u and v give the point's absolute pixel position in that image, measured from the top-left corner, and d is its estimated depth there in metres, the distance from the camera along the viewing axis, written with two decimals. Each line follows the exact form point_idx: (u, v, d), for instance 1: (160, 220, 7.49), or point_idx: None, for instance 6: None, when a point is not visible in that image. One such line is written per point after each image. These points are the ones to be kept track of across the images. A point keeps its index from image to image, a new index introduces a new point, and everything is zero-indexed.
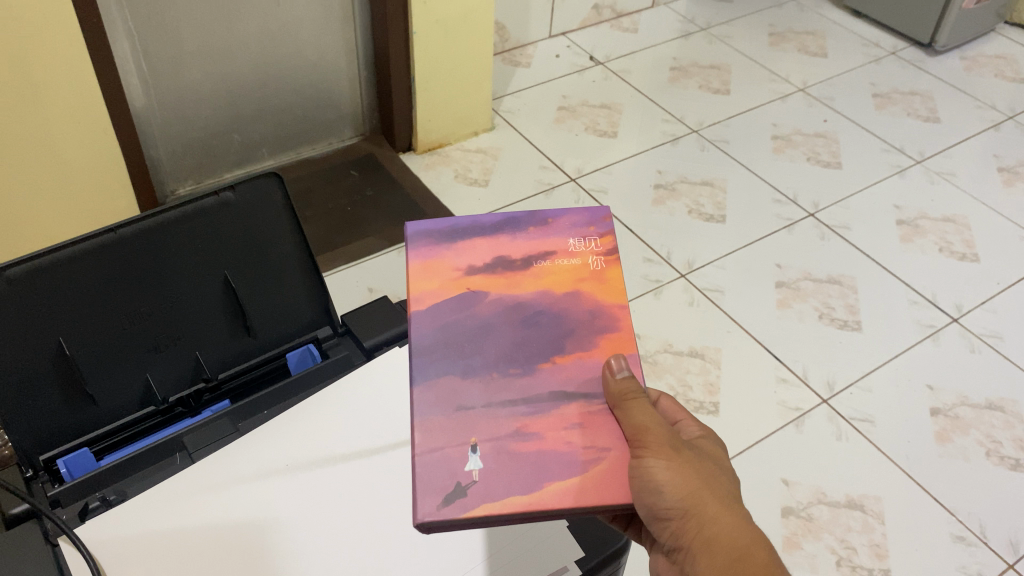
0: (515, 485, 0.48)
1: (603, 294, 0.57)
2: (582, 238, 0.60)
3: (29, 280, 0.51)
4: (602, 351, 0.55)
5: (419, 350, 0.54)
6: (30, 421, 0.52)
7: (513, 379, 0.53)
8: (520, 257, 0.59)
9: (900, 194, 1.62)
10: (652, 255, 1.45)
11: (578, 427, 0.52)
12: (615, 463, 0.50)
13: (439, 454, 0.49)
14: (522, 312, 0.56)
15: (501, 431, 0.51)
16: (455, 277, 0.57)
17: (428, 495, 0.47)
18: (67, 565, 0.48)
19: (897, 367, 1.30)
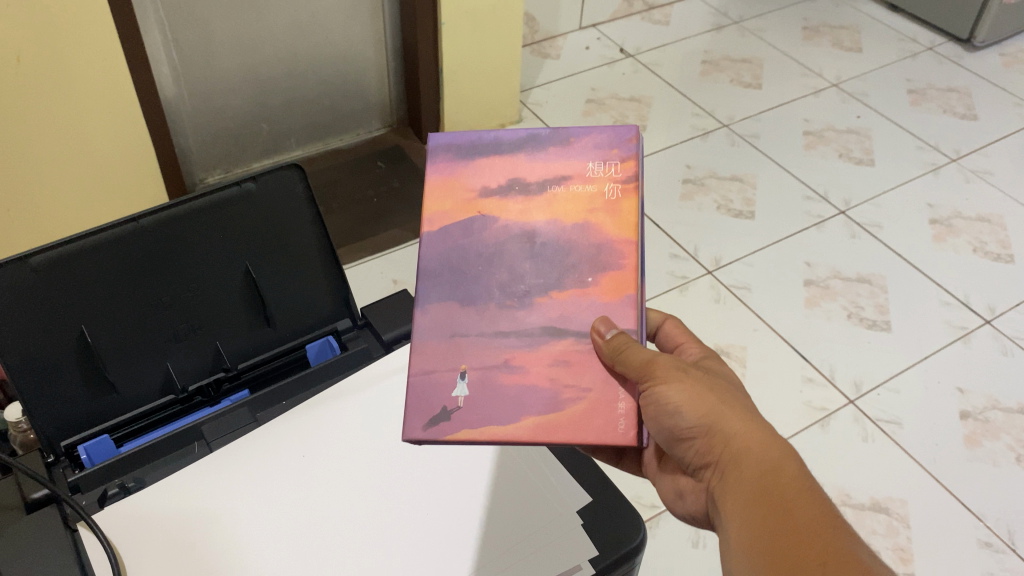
0: (494, 415, 0.51)
1: (609, 228, 0.54)
2: (603, 162, 0.56)
3: (51, 268, 0.51)
4: (600, 290, 0.53)
5: (426, 272, 0.54)
6: (52, 408, 0.53)
7: (509, 311, 0.53)
8: (535, 180, 0.56)
9: (934, 192, 1.59)
10: (679, 251, 1.44)
11: (563, 364, 0.53)
12: (593, 403, 0.51)
13: (433, 376, 0.52)
14: (527, 242, 0.55)
15: (490, 360, 0.53)
16: (468, 200, 0.55)
17: (416, 417, 0.51)
18: (86, 551, 0.48)
19: (926, 369, 1.28)
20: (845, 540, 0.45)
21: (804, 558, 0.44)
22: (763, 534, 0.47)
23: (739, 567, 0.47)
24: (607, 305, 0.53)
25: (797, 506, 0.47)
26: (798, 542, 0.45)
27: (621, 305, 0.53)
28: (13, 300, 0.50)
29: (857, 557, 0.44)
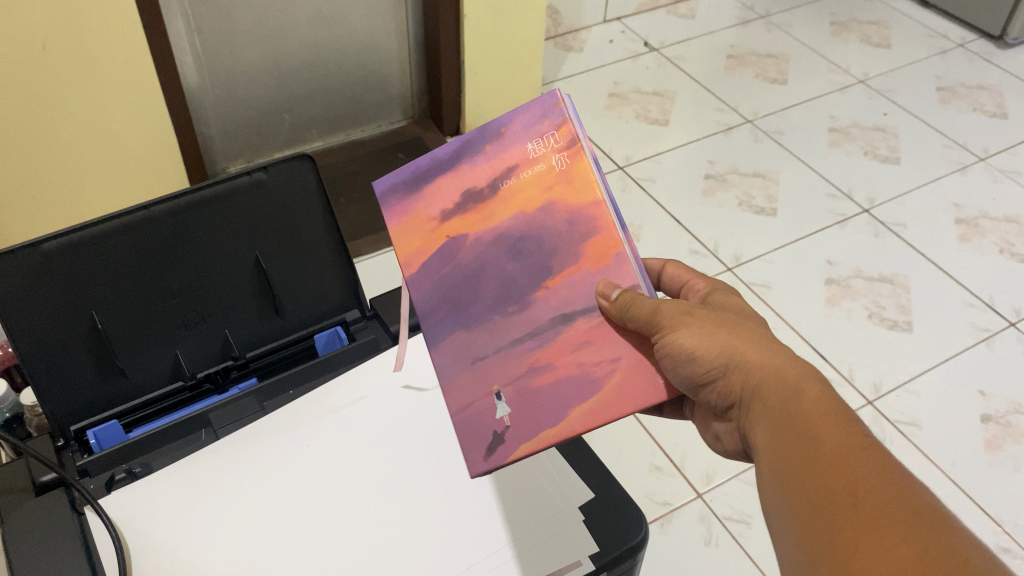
0: (541, 420, 0.49)
1: (572, 197, 0.51)
2: (540, 138, 0.52)
3: (63, 253, 0.52)
4: (589, 261, 0.51)
5: (426, 313, 0.54)
6: (62, 392, 0.53)
7: (514, 318, 0.52)
8: (485, 184, 0.53)
9: (960, 191, 1.57)
10: (699, 247, 1.43)
11: (586, 345, 0.51)
12: (626, 372, 0.50)
13: (470, 409, 0.50)
14: (503, 245, 0.52)
15: (516, 370, 0.51)
16: (433, 229, 0.54)
17: (470, 455, 0.49)
18: (93, 535, 0.49)
19: (947, 371, 1.26)
20: (881, 461, 0.43)
21: (840, 487, 0.43)
22: (796, 471, 0.45)
23: (779, 507, 0.46)
24: (600, 272, 0.51)
25: (826, 434, 0.45)
26: (831, 473, 0.44)
27: (612, 267, 0.51)
28: (25, 286, 0.51)
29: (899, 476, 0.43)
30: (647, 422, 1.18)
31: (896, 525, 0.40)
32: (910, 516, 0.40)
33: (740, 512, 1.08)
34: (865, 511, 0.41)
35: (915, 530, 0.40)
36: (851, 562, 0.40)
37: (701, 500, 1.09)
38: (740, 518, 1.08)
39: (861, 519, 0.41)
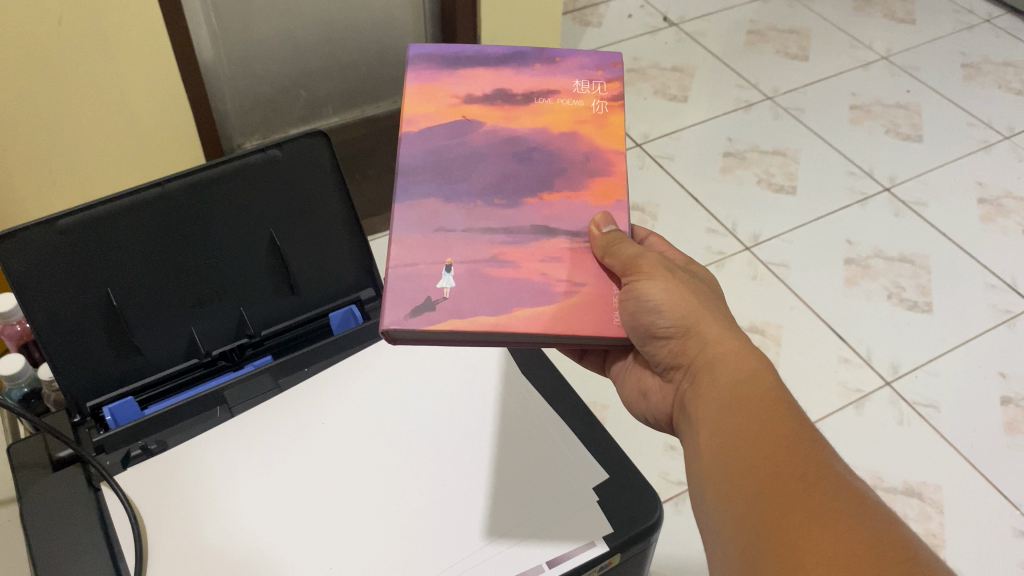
0: (483, 306, 0.49)
1: (599, 138, 0.57)
2: (588, 81, 0.60)
3: (79, 230, 0.52)
4: (590, 194, 0.55)
5: (405, 168, 0.54)
6: (79, 369, 0.53)
7: (497, 209, 0.53)
8: (521, 93, 0.59)
9: (983, 170, 1.54)
10: (717, 226, 1.42)
11: (557, 261, 0.52)
12: (587, 297, 0.51)
13: (412, 270, 0.50)
14: (514, 147, 0.56)
15: (477, 255, 0.51)
16: (452, 104, 0.57)
17: (395, 309, 0.48)
18: (109, 510, 0.50)
19: (968, 353, 1.25)
20: (820, 451, 0.43)
21: (785, 471, 0.42)
22: (736, 444, 0.45)
23: (709, 474, 0.45)
24: (598, 207, 0.54)
25: (770, 415, 0.45)
26: (770, 450, 0.43)
27: (613, 209, 0.54)
28: (41, 262, 0.51)
29: (835, 468, 0.42)
30: None
31: (829, 507, 0.40)
32: (848, 504, 0.40)
33: None
34: (805, 495, 0.41)
35: (846, 516, 0.39)
36: (780, 535, 0.40)
37: None
38: None
39: (796, 496, 0.41)
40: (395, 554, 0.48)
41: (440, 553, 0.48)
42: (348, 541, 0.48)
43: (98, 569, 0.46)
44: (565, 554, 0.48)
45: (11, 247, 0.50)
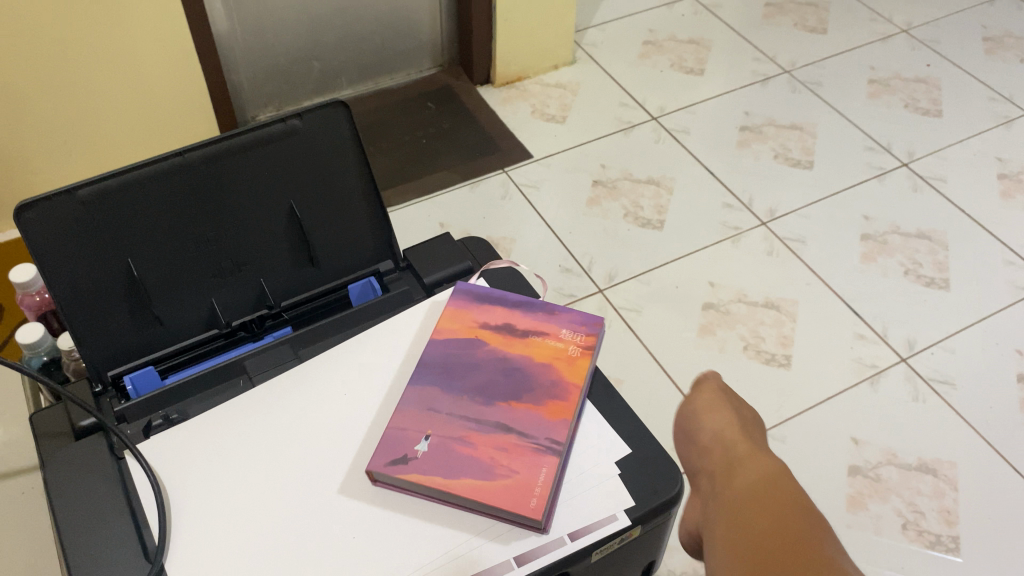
0: (442, 470, 0.48)
1: (567, 375, 0.53)
2: (583, 330, 0.56)
3: (100, 199, 0.51)
4: (544, 410, 0.51)
5: (420, 360, 0.54)
6: (100, 338, 0.54)
7: (472, 404, 0.51)
8: (522, 328, 0.56)
9: (1002, 145, 1.53)
10: (733, 200, 1.41)
11: (502, 450, 0.49)
12: (515, 484, 0.47)
13: (401, 431, 0.50)
14: (501, 363, 0.54)
15: (452, 432, 0.50)
16: (466, 325, 0.56)
17: (379, 455, 0.49)
18: (131, 478, 0.50)
19: (985, 330, 1.24)
20: (815, 547, 0.43)
21: (775, 547, 0.43)
22: (742, 539, 0.45)
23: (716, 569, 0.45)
24: (550, 425, 0.50)
25: (777, 509, 0.46)
26: (768, 538, 0.44)
27: (562, 425, 0.50)
28: (62, 231, 0.50)
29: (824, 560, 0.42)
30: (676, 375, 1.17)
31: None
32: None
33: None
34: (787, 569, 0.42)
35: None
36: None
37: None
38: None
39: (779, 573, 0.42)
40: (416, 523, 0.48)
41: (461, 521, 0.48)
42: (368, 509, 0.48)
43: (123, 538, 0.47)
44: (587, 527, 0.48)
45: (31, 215, 0.49)
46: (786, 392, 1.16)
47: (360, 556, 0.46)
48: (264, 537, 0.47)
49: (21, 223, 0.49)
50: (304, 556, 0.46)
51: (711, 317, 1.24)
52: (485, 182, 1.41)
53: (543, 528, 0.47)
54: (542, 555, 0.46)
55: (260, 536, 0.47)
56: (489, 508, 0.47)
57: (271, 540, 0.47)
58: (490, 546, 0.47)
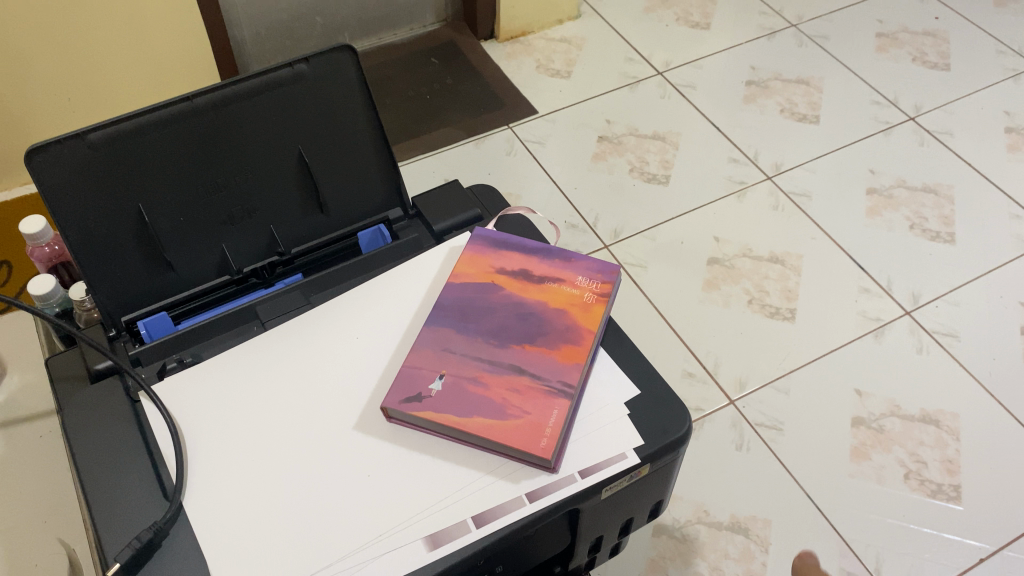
0: (455, 408, 0.49)
1: (582, 321, 0.53)
2: (596, 278, 0.56)
3: (110, 144, 0.51)
4: (558, 354, 0.51)
5: (438, 305, 0.55)
6: (113, 282, 0.54)
7: (486, 346, 0.52)
8: (539, 274, 0.56)
9: (1011, 98, 1.51)
10: (739, 155, 1.40)
11: (516, 391, 0.49)
12: (527, 425, 0.48)
13: (416, 370, 0.51)
14: (516, 308, 0.54)
15: (466, 372, 0.51)
16: (484, 271, 0.56)
17: (394, 392, 0.50)
18: (147, 420, 0.51)
19: (990, 283, 1.24)
20: None
21: None
22: None
23: None
24: (563, 368, 0.51)
25: None
26: None
27: (573, 369, 0.51)
28: (72, 176, 0.51)
29: None
30: (681, 328, 1.18)
31: None
32: None
33: (772, 418, 1.09)
34: None
35: None
36: None
37: (734, 406, 1.10)
38: (771, 424, 1.09)
39: None
40: (429, 462, 0.48)
41: (473, 461, 0.48)
42: (381, 450, 0.49)
43: (142, 476, 0.48)
44: (597, 464, 0.48)
45: (42, 159, 0.49)
46: (791, 345, 1.17)
47: (374, 493, 0.47)
48: (279, 475, 0.48)
49: (31, 167, 0.49)
50: (318, 493, 0.47)
51: (716, 272, 1.25)
52: (490, 139, 1.41)
53: (552, 467, 0.48)
54: (552, 492, 0.47)
55: (274, 474, 0.48)
56: (501, 447, 0.48)
57: (285, 478, 0.48)
58: (501, 484, 0.47)
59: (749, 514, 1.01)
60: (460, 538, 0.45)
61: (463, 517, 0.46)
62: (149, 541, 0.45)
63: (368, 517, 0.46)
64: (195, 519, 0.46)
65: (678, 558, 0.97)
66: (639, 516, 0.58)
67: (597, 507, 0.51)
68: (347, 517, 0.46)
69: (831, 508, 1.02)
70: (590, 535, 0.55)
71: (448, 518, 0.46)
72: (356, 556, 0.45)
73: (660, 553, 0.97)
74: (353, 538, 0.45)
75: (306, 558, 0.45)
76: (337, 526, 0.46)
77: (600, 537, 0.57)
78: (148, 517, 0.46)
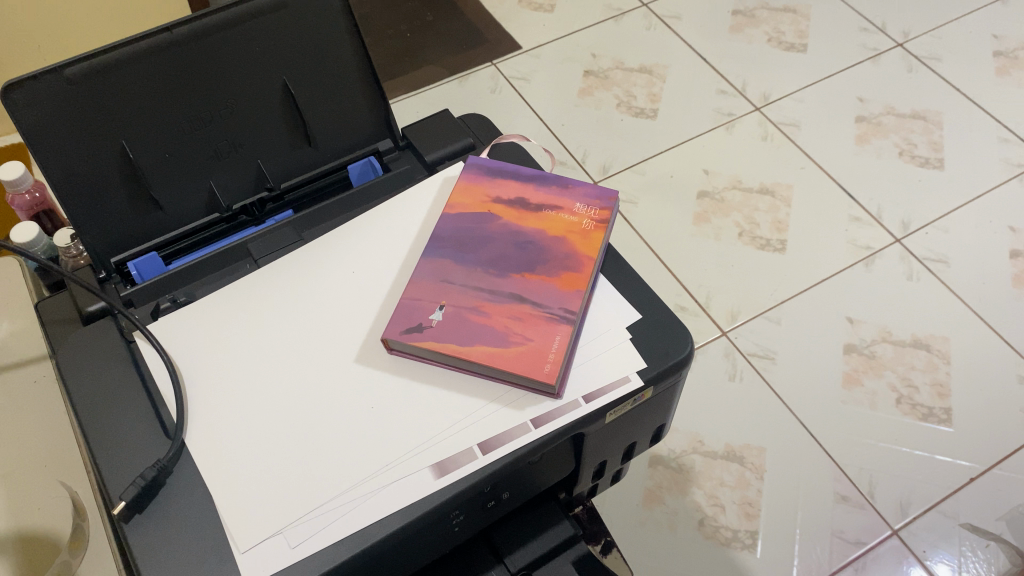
0: (458, 337, 0.48)
1: (580, 247, 0.53)
2: (592, 204, 0.55)
3: (89, 79, 0.49)
4: (558, 281, 0.51)
5: (435, 236, 0.54)
6: (100, 223, 0.53)
7: (485, 276, 0.51)
8: (535, 202, 0.55)
9: (999, 21, 1.50)
10: (726, 86, 1.39)
11: (518, 319, 0.49)
12: (531, 351, 0.47)
13: (415, 301, 0.50)
14: (514, 236, 0.53)
15: (466, 302, 0.50)
16: (481, 201, 0.55)
17: (395, 323, 0.49)
18: (145, 360, 0.50)
19: (979, 208, 1.24)
20: None
21: None
22: None
23: None
24: (563, 294, 0.50)
25: None
26: None
27: (574, 295, 0.50)
28: (52, 113, 0.48)
29: None
30: (671, 261, 1.18)
31: None
32: None
33: (765, 348, 1.10)
34: None
35: None
36: None
37: (726, 338, 1.10)
38: (765, 354, 1.09)
39: None
40: (432, 391, 0.48)
41: (476, 390, 0.48)
42: (383, 381, 0.49)
43: (143, 415, 0.47)
44: (602, 389, 0.48)
45: (19, 96, 0.47)
46: (782, 275, 1.17)
47: (378, 425, 0.47)
48: (281, 411, 0.48)
49: (9, 105, 0.47)
50: (322, 426, 0.47)
51: (707, 205, 1.24)
52: (473, 76, 1.38)
53: (556, 393, 0.47)
54: (557, 417, 0.47)
55: (277, 409, 0.48)
56: (505, 374, 0.47)
57: (287, 413, 0.48)
58: (506, 411, 0.47)
59: (744, 442, 1.02)
60: (468, 465, 0.45)
61: (469, 444, 0.46)
62: (154, 478, 0.44)
63: (374, 448, 0.46)
64: (199, 455, 0.46)
65: (675, 488, 0.98)
66: (641, 440, 0.58)
67: (601, 432, 0.51)
68: (352, 450, 0.46)
69: (825, 434, 1.03)
70: (593, 461, 0.55)
71: (455, 446, 0.46)
72: (364, 487, 0.44)
73: (656, 483, 0.98)
74: (360, 469, 0.45)
75: (313, 489, 0.44)
76: (342, 457, 0.45)
77: (604, 462, 0.58)
78: (152, 456, 0.46)
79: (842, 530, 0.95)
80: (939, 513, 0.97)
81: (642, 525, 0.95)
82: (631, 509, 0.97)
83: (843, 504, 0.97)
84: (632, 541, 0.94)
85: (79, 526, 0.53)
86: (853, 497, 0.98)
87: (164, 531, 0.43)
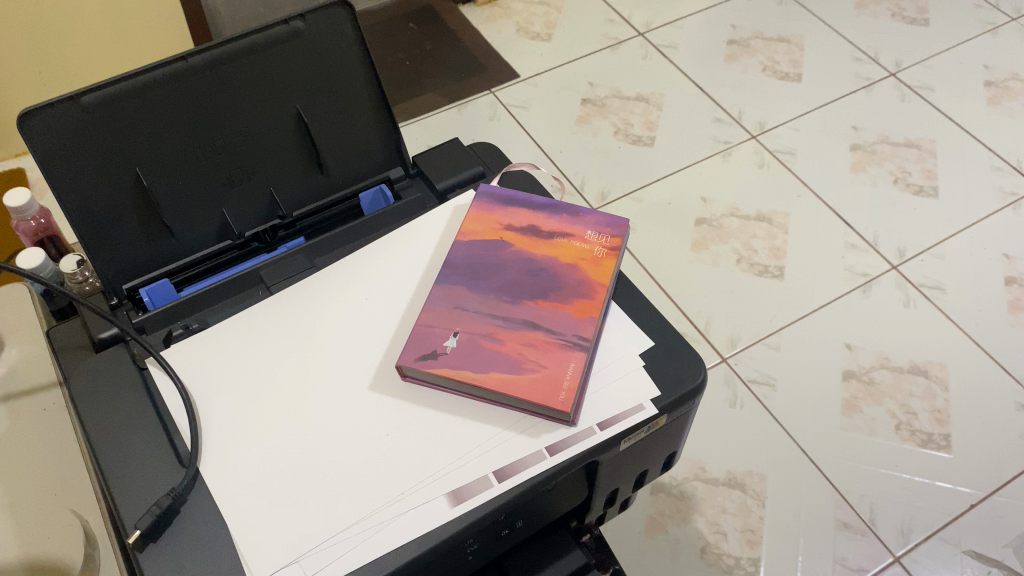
0: (472, 363, 0.48)
1: (592, 274, 0.53)
2: (602, 231, 0.55)
3: (103, 107, 0.49)
4: (571, 308, 0.51)
5: (448, 264, 0.54)
6: (112, 249, 0.53)
7: (499, 302, 0.51)
8: (546, 230, 0.56)
9: (990, 52, 1.52)
10: (722, 115, 1.40)
11: (532, 346, 0.49)
12: (545, 379, 0.47)
13: (429, 329, 0.50)
14: (526, 263, 0.53)
15: (479, 329, 0.50)
16: (494, 230, 0.56)
17: (409, 350, 0.49)
18: (158, 387, 0.50)
19: (974, 235, 1.25)
20: None
21: None
22: None
23: None
24: (576, 321, 0.50)
25: None
26: None
27: (586, 321, 0.50)
28: (67, 141, 0.49)
29: None
30: (669, 287, 1.18)
31: None
32: None
33: (764, 374, 1.10)
34: None
35: None
36: None
37: (726, 363, 1.11)
38: (764, 381, 1.09)
39: None
40: (447, 418, 0.48)
41: (491, 417, 0.48)
42: (398, 407, 0.49)
43: (155, 442, 0.47)
44: (616, 417, 0.48)
45: (35, 123, 0.47)
46: (781, 301, 1.17)
47: (392, 453, 0.47)
48: (295, 441, 0.47)
49: (25, 132, 0.47)
50: (335, 455, 0.47)
51: (705, 232, 1.25)
52: (472, 104, 1.40)
53: (570, 420, 0.47)
54: (573, 444, 0.47)
55: (291, 440, 0.47)
56: (519, 402, 0.48)
57: (301, 444, 0.47)
58: (520, 439, 0.47)
59: (745, 469, 1.02)
60: (483, 493, 0.45)
61: (485, 472, 0.46)
62: (169, 506, 0.44)
63: (389, 475, 0.46)
64: (213, 483, 0.46)
65: (677, 515, 0.98)
66: (653, 468, 0.58)
67: (615, 460, 0.51)
68: (366, 478, 0.46)
69: (824, 459, 1.03)
70: (605, 489, 0.56)
71: (472, 473, 0.46)
72: (380, 515, 0.44)
73: (658, 510, 0.98)
74: (375, 498, 0.45)
75: (329, 518, 0.44)
76: (357, 487, 0.45)
77: (616, 490, 0.58)
78: (166, 483, 0.46)
79: (843, 557, 0.95)
80: (940, 540, 0.97)
81: (645, 552, 0.95)
82: (633, 536, 0.96)
83: (845, 531, 0.97)
84: (635, 568, 0.94)
85: (91, 553, 0.53)
86: (854, 524, 0.98)
87: (178, 560, 0.43)
